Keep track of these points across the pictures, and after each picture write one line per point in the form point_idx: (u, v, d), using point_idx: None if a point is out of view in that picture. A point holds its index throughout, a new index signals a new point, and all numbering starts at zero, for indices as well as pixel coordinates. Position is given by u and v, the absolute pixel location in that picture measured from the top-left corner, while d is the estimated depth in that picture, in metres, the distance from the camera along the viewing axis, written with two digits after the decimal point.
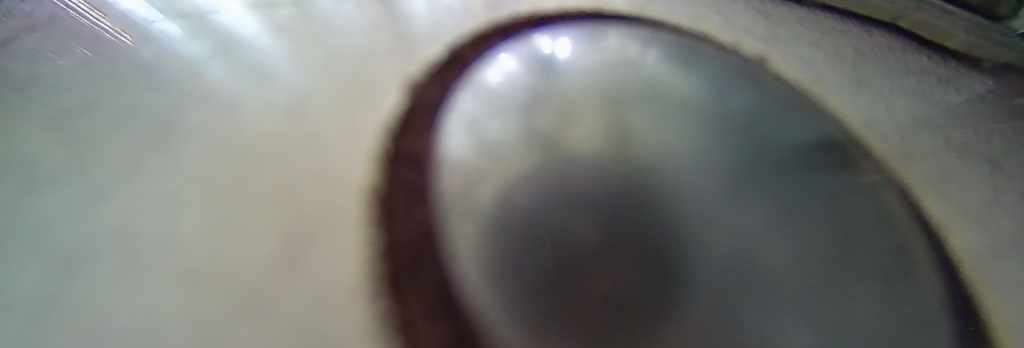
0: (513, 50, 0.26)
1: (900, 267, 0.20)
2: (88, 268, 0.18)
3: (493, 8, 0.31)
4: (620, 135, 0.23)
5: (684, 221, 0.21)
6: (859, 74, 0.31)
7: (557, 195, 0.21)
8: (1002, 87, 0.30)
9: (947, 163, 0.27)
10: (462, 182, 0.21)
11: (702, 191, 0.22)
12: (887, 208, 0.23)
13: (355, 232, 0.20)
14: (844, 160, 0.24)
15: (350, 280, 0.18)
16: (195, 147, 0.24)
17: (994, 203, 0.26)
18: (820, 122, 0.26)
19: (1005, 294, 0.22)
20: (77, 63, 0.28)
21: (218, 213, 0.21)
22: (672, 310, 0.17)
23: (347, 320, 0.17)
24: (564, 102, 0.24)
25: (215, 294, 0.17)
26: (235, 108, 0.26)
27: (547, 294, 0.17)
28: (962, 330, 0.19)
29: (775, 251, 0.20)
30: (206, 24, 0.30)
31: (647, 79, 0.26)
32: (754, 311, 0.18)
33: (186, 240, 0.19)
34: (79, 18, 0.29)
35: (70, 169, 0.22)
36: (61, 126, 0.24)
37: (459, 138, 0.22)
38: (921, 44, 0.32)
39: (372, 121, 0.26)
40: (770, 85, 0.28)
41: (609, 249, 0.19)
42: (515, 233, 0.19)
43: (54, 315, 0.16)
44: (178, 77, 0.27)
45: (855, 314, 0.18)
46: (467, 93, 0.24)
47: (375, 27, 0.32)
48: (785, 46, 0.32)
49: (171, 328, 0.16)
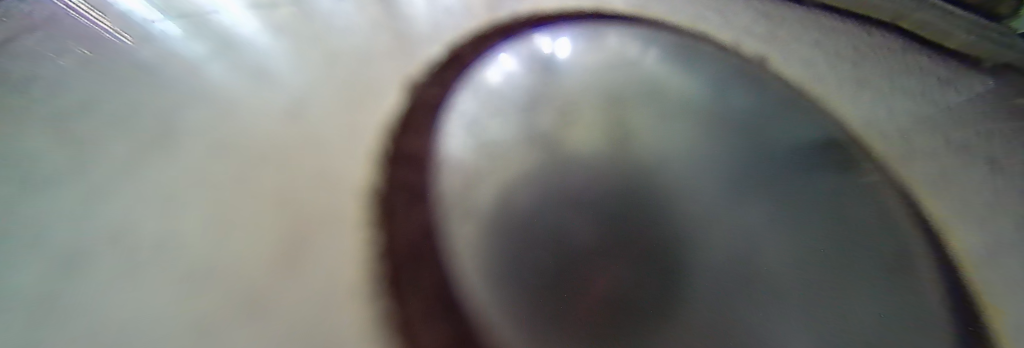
0: (513, 50, 0.26)
1: (899, 267, 0.20)
2: (88, 268, 0.18)
3: (493, 8, 0.31)
4: (619, 135, 0.23)
5: (684, 221, 0.21)
6: (859, 74, 0.31)
7: (558, 195, 0.21)
8: (1003, 87, 0.30)
9: (946, 163, 0.27)
10: (462, 182, 0.21)
11: (703, 191, 0.22)
12: (886, 208, 0.23)
13: (355, 231, 0.20)
14: (844, 161, 0.24)
15: (351, 280, 0.18)
16: (196, 148, 0.24)
17: (993, 204, 0.26)
18: (821, 123, 0.26)
19: (1005, 296, 0.22)
20: (77, 62, 0.28)
21: (218, 213, 0.21)
22: (672, 310, 0.18)
23: (348, 322, 0.17)
24: (564, 101, 0.24)
25: (215, 295, 0.17)
26: (236, 108, 0.26)
27: (547, 294, 0.17)
28: (963, 331, 0.19)
29: (776, 251, 0.20)
30: (206, 24, 0.30)
31: (647, 78, 0.26)
32: (754, 312, 0.18)
33: (186, 240, 0.19)
34: (79, 18, 0.29)
35: (69, 169, 0.22)
36: (62, 126, 0.25)
37: (459, 138, 0.22)
38: (920, 44, 0.32)
39: (372, 121, 0.26)
40: (770, 85, 0.28)
41: (608, 249, 0.19)
42: (515, 233, 0.19)
43: (54, 317, 0.16)
44: (177, 76, 0.27)
45: (856, 314, 0.18)
46: (467, 93, 0.24)
47: (375, 27, 0.32)
48: (785, 46, 0.32)
49: (171, 328, 0.16)
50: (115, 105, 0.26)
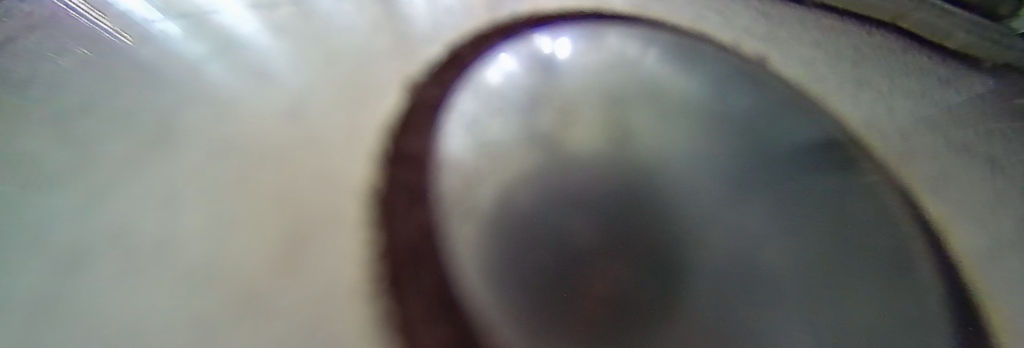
0: (513, 50, 0.26)
1: (899, 266, 0.20)
2: (90, 268, 0.18)
3: (493, 8, 0.31)
4: (619, 136, 0.23)
5: (684, 222, 0.21)
6: (859, 74, 0.31)
7: (558, 196, 0.21)
8: (1003, 87, 0.30)
9: (947, 163, 0.27)
10: (462, 183, 0.21)
11: (704, 192, 0.22)
12: (887, 208, 0.23)
13: (355, 231, 0.20)
14: (845, 161, 0.24)
15: (351, 280, 0.18)
16: (195, 149, 0.24)
17: (993, 204, 0.26)
18: (820, 123, 0.26)
19: (1006, 296, 0.22)
20: (76, 63, 0.28)
21: (219, 213, 0.21)
22: (673, 310, 0.17)
23: (347, 321, 0.17)
24: (565, 100, 0.24)
25: (215, 295, 0.17)
26: (235, 108, 0.26)
27: (547, 294, 0.17)
28: (964, 331, 0.19)
29: (777, 251, 0.20)
30: (206, 24, 0.30)
31: (647, 78, 0.26)
32: (755, 311, 0.18)
33: (186, 239, 0.19)
34: (80, 18, 0.29)
35: (71, 171, 0.23)
36: (63, 127, 0.25)
37: (459, 138, 0.22)
38: (920, 44, 0.32)
39: (372, 121, 0.26)
40: (770, 85, 0.28)
41: (609, 248, 0.19)
42: (515, 234, 0.19)
43: (53, 315, 0.16)
44: (177, 76, 0.27)
45: (858, 314, 0.18)
46: (467, 93, 0.24)
47: (375, 27, 0.31)
48: (785, 46, 0.32)
49: (170, 328, 0.16)
50: (115, 106, 0.26)
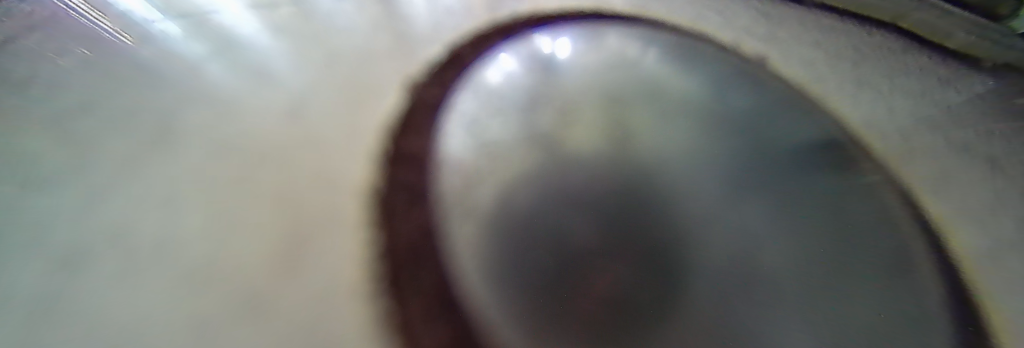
0: (513, 50, 0.26)
1: (899, 267, 0.20)
2: (89, 268, 0.18)
3: (493, 9, 0.31)
4: (619, 136, 0.23)
5: (684, 223, 0.21)
6: (859, 74, 0.31)
7: (558, 195, 0.21)
8: (1003, 87, 0.29)
9: (948, 163, 0.27)
10: (462, 182, 0.21)
11: (703, 192, 0.22)
12: (887, 208, 0.23)
13: (355, 231, 0.20)
14: (845, 161, 0.24)
15: (351, 280, 0.18)
16: (195, 149, 0.24)
17: (993, 204, 0.26)
18: (820, 123, 0.26)
19: (1008, 296, 0.22)
20: (77, 63, 0.28)
21: (220, 213, 0.21)
22: (672, 310, 0.17)
23: (346, 321, 0.17)
24: (565, 99, 0.24)
25: (216, 295, 0.17)
26: (234, 108, 0.26)
27: (547, 294, 0.17)
28: (964, 331, 0.19)
29: (777, 250, 0.20)
30: (206, 24, 0.30)
31: (647, 78, 0.25)
32: (754, 311, 0.18)
33: (187, 239, 0.19)
34: (79, 18, 0.29)
35: (71, 171, 0.23)
36: (62, 127, 0.25)
37: (459, 138, 0.22)
38: (920, 45, 0.32)
39: (372, 121, 0.26)
40: (770, 85, 0.28)
41: (609, 248, 0.19)
42: (515, 234, 0.19)
43: (55, 315, 0.17)
44: (176, 75, 0.27)
45: (857, 315, 0.18)
46: (467, 93, 0.24)
47: (375, 27, 0.31)
48: (784, 46, 0.32)
49: (170, 328, 0.16)
50: (115, 105, 0.26)
